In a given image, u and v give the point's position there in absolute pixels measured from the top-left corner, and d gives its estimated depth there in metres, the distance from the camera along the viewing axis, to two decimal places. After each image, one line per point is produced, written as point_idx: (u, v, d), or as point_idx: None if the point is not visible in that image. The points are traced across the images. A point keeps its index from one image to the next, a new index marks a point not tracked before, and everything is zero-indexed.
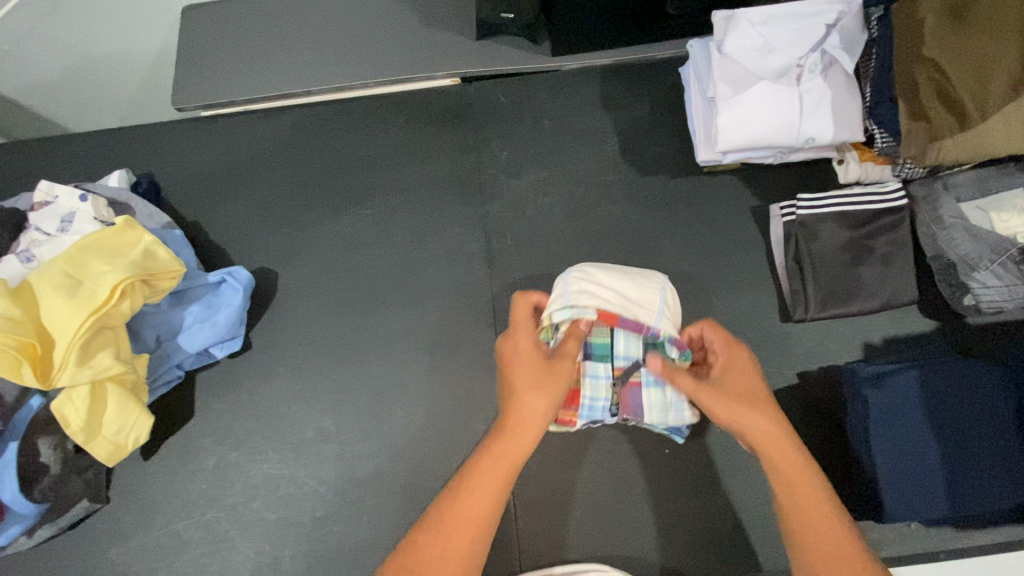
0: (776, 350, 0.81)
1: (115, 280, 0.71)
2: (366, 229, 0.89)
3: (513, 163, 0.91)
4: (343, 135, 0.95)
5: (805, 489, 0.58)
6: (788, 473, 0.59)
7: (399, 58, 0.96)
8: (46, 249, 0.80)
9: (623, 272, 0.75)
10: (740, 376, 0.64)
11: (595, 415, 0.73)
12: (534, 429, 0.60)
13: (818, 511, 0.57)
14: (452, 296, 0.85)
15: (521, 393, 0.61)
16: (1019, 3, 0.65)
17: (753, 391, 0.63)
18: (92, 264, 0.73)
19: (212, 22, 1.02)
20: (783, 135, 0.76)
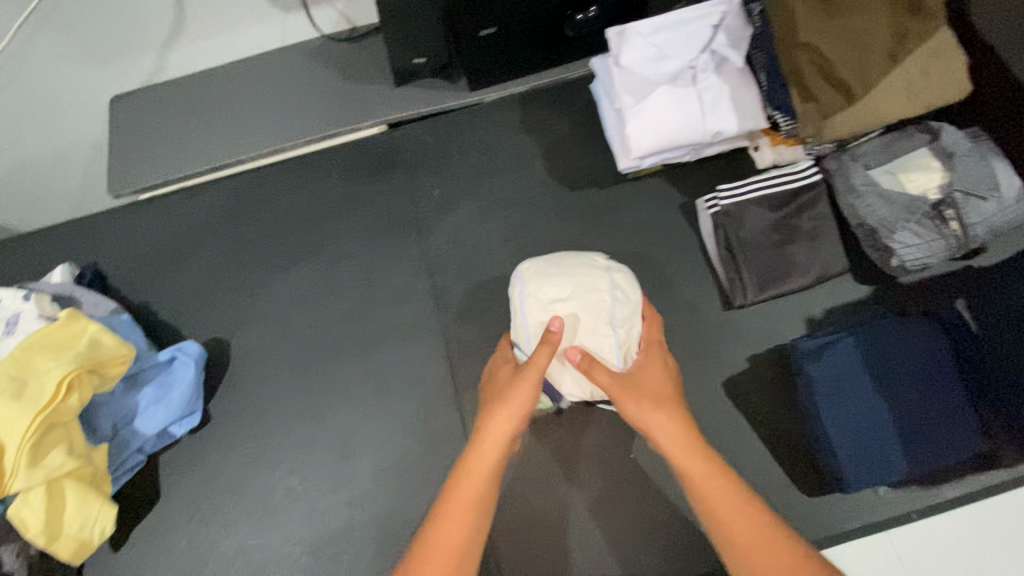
0: (727, 339, 0.82)
1: (62, 377, 0.71)
2: (312, 283, 0.91)
3: (446, 197, 0.94)
4: (281, 196, 0.97)
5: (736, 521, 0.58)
6: (712, 507, 0.60)
7: (326, 114, 0.99)
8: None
9: (549, 278, 0.74)
10: (647, 382, 0.69)
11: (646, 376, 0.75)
12: (501, 444, 0.63)
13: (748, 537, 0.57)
14: (404, 338, 0.86)
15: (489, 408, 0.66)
16: None
17: (666, 390, 0.68)
18: (38, 364, 0.73)
19: (142, 107, 1.04)
20: (689, 135, 0.80)
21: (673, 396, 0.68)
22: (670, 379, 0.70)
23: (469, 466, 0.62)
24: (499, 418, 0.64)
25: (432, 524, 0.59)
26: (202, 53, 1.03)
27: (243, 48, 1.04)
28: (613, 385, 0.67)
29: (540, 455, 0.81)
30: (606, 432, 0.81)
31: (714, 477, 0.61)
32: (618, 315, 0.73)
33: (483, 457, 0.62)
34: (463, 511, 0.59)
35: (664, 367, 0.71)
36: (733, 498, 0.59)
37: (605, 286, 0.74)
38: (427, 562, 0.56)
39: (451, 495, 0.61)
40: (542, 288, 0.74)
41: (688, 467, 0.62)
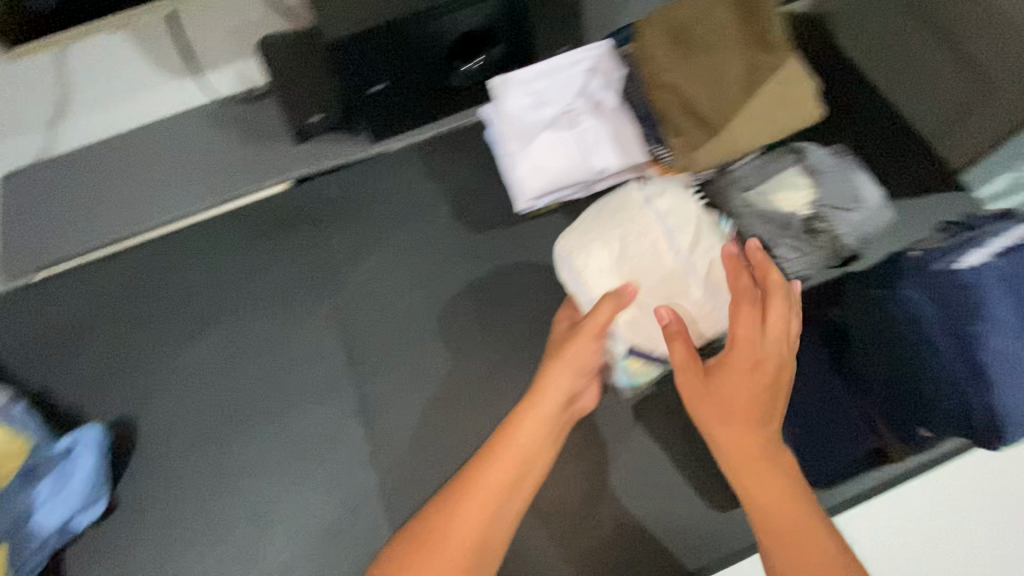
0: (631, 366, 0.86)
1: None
2: (222, 351, 0.90)
3: (353, 250, 0.95)
4: (186, 263, 0.96)
5: (784, 523, 0.56)
6: (763, 507, 0.58)
7: (227, 178, 0.99)
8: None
9: (620, 226, 0.75)
10: (728, 381, 0.61)
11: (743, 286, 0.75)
12: (554, 401, 0.67)
13: (798, 542, 0.55)
14: (319, 397, 0.86)
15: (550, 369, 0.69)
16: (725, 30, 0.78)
17: (761, 387, 0.60)
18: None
19: (34, 183, 1.01)
20: (575, 174, 0.84)
21: (766, 398, 0.60)
22: (768, 371, 0.61)
23: (496, 448, 0.64)
24: (551, 378, 0.68)
25: (446, 508, 0.60)
26: (93, 125, 1.01)
27: (137, 117, 1.03)
28: (684, 366, 0.63)
29: None
30: None
31: (772, 485, 0.58)
32: (678, 246, 0.74)
33: (529, 424, 0.66)
34: (480, 490, 0.61)
35: (776, 355, 0.62)
36: (791, 504, 0.57)
37: (657, 224, 0.74)
38: (432, 542, 0.58)
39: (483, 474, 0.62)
40: (623, 236, 0.74)
41: (744, 470, 0.59)
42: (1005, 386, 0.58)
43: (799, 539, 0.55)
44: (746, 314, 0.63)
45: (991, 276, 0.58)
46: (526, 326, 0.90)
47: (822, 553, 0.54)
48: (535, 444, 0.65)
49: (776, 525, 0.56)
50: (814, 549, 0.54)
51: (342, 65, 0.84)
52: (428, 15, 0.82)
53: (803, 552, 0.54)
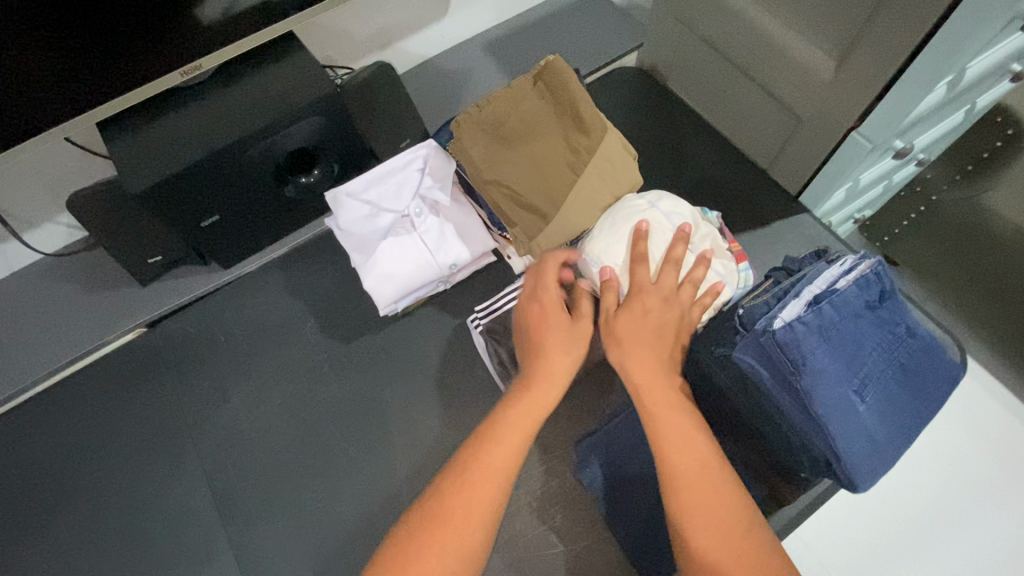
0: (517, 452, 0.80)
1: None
2: (81, 533, 0.82)
3: (217, 389, 0.89)
4: (28, 440, 0.87)
5: (691, 468, 0.56)
6: (673, 457, 0.57)
7: (70, 338, 0.93)
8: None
9: (610, 233, 0.75)
10: (627, 321, 0.67)
11: (720, 272, 0.76)
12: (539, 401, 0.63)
13: (699, 491, 0.55)
14: (198, 558, 0.80)
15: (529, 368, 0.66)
16: (538, 121, 0.80)
17: (657, 331, 0.66)
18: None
19: None
20: (426, 275, 0.83)
21: (660, 335, 0.66)
22: (658, 317, 0.67)
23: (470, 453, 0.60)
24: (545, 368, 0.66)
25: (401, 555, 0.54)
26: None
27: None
28: (642, 286, 0.69)
29: None
30: None
31: (685, 442, 0.58)
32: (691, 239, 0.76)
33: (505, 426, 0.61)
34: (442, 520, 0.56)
35: (672, 302, 0.69)
36: (700, 452, 0.57)
37: (661, 218, 0.76)
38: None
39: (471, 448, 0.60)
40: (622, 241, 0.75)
41: (657, 412, 0.60)
42: (842, 434, 0.58)
43: (697, 481, 0.55)
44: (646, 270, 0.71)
45: (805, 332, 0.58)
46: (408, 433, 0.85)
47: (719, 500, 0.54)
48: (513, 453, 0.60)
49: (684, 480, 0.55)
50: (716, 495, 0.55)
51: (158, 208, 0.80)
52: (251, 138, 0.81)
53: (705, 504, 0.54)
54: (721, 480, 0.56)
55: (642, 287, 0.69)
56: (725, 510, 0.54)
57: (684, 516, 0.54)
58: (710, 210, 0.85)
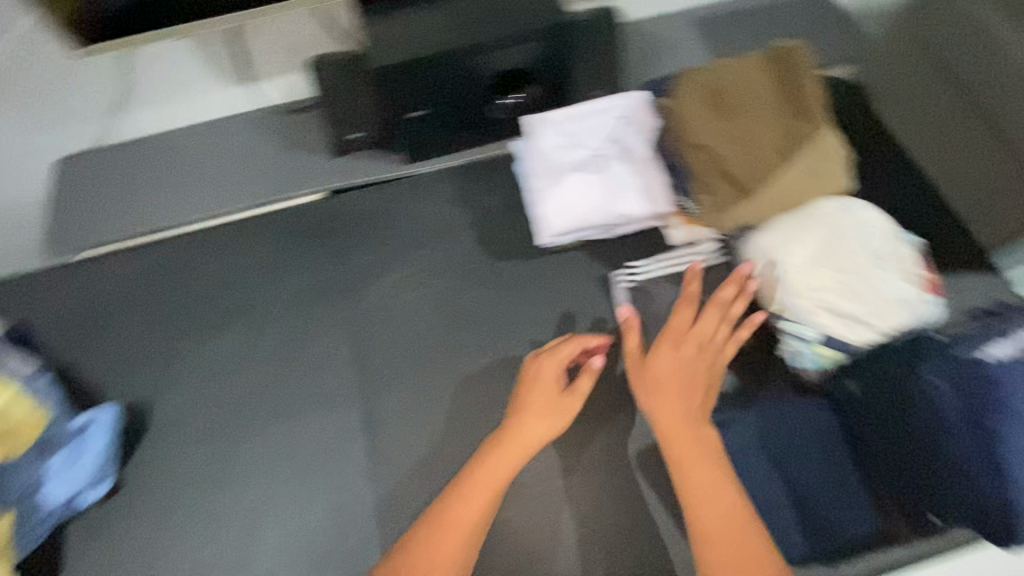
0: (595, 432, 0.85)
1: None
2: (239, 349, 0.94)
3: (378, 264, 0.98)
4: (214, 259, 1.00)
5: (711, 505, 0.68)
6: (695, 490, 0.70)
7: (267, 184, 1.04)
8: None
9: (800, 233, 0.78)
10: (665, 366, 0.77)
11: (903, 294, 0.76)
12: (522, 453, 0.76)
13: (714, 524, 0.67)
14: (327, 404, 0.89)
15: (519, 429, 0.77)
16: (761, 98, 0.80)
17: (690, 379, 0.76)
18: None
19: (88, 170, 1.07)
20: (601, 215, 0.86)
21: (695, 380, 0.76)
22: (693, 363, 0.77)
23: (457, 500, 0.73)
24: (529, 435, 0.77)
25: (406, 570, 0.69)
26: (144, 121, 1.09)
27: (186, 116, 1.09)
28: (689, 330, 0.79)
29: None
30: (517, 505, 0.82)
31: (705, 477, 0.70)
32: (882, 260, 0.77)
33: (481, 484, 0.74)
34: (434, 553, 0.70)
35: (715, 348, 0.78)
36: (722, 487, 0.69)
37: (856, 231, 0.78)
38: None
39: (456, 508, 0.73)
40: (809, 244, 0.77)
41: (682, 457, 0.71)
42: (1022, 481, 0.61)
43: (711, 514, 0.68)
44: (659, 352, 0.78)
45: (1016, 373, 0.62)
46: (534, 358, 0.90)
47: (735, 529, 0.67)
48: (495, 492, 0.74)
49: (704, 511, 0.68)
50: (737, 528, 0.67)
51: (380, 78, 0.87)
52: (479, 48, 0.88)
53: (718, 526, 0.67)
54: (738, 517, 0.67)
55: (686, 339, 0.78)
56: (741, 539, 0.66)
57: (701, 535, 0.67)
58: (912, 233, 0.82)
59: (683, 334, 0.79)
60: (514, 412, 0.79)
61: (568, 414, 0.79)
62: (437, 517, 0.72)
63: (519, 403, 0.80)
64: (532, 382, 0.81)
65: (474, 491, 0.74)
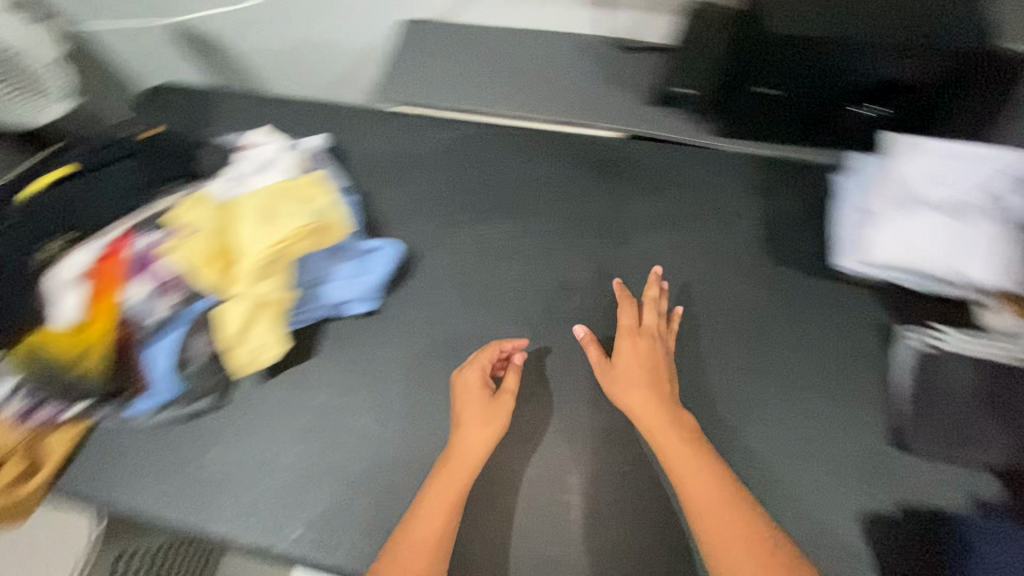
0: (743, 442, 0.81)
1: (293, 221, 0.86)
2: (506, 241, 1.00)
3: (656, 219, 0.98)
4: (508, 155, 1.06)
5: (712, 509, 0.67)
6: (697, 496, 0.68)
7: (576, 104, 1.05)
8: (229, 179, 0.92)
9: None
10: (626, 351, 0.82)
11: None
12: (473, 461, 0.77)
13: (719, 521, 0.66)
14: (564, 326, 0.92)
15: (471, 433, 0.79)
16: None
17: (654, 373, 0.79)
18: (259, 199, 0.88)
19: (429, 35, 1.16)
20: (940, 265, 0.81)
21: (650, 375, 0.79)
22: (653, 358, 0.81)
23: (432, 487, 0.75)
24: (466, 443, 0.78)
25: (403, 543, 0.71)
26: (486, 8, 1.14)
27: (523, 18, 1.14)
28: (626, 329, 0.84)
29: (647, 489, 0.81)
30: None
31: (699, 474, 0.69)
32: None
33: (455, 478, 0.75)
34: (427, 537, 0.71)
35: (654, 343, 0.83)
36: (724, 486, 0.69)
37: None
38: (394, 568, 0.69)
39: (420, 529, 0.71)
40: None
41: (668, 444, 0.73)
42: None
43: (721, 515, 0.66)
44: (473, 371, 0.84)
45: None
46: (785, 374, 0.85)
47: (743, 532, 0.65)
48: (462, 490, 0.75)
49: (710, 514, 0.66)
50: (734, 533, 0.65)
51: (753, 38, 0.86)
52: (884, 49, 0.81)
53: (731, 532, 0.65)
54: (741, 517, 0.66)
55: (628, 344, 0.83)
56: (761, 548, 0.63)
57: (713, 548, 0.65)
58: None
59: (644, 331, 0.84)
60: (454, 427, 0.81)
61: (504, 418, 0.80)
62: (426, 494, 0.75)
63: (458, 416, 0.81)
64: (461, 388, 0.83)
65: (447, 487, 0.75)
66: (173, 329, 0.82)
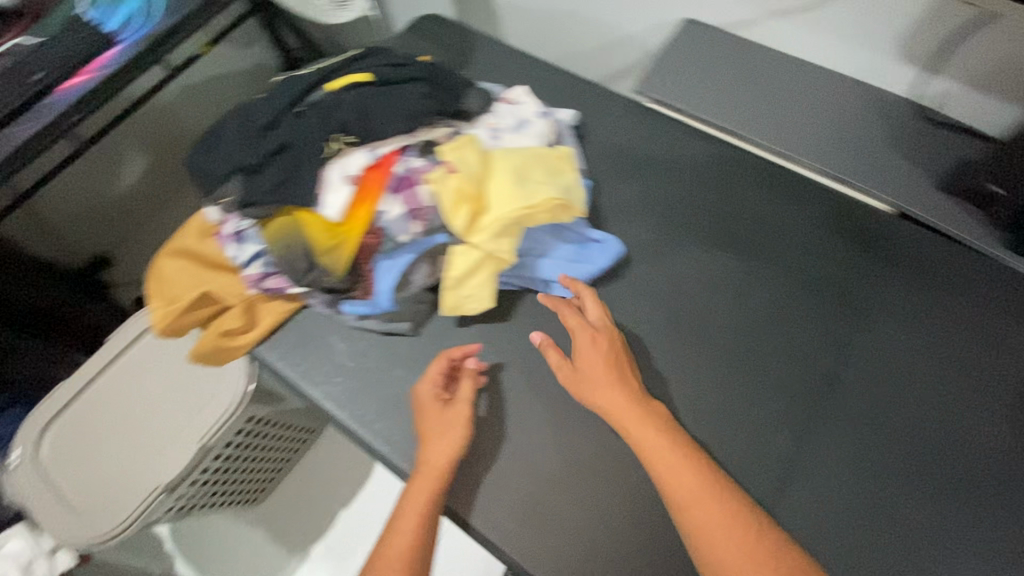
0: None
1: (547, 190, 0.87)
2: (730, 275, 0.95)
3: (904, 313, 0.90)
4: (755, 188, 1.00)
5: (698, 500, 0.68)
6: (683, 497, 0.68)
7: (852, 161, 0.98)
8: (489, 130, 0.95)
9: None
10: (582, 337, 0.83)
11: None
12: (445, 462, 0.77)
13: (710, 510, 0.67)
14: (769, 385, 0.87)
15: (428, 430, 0.80)
16: None
17: (592, 354, 0.81)
18: (517, 160, 0.90)
19: (707, 43, 1.11)
20: None
21: (614, 371, 0.79)
22: (602, 338, 0.83)
23: (409, 492, 0.76)
24: (431, 449, 0.78)
25: (390, 538, 0.73)
26: (780, 35, 1.08)
27: (814, 54, 1.07)
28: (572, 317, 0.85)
29: None
30: None
31: (679, 471, 0.70)
32: None
33: (431, 480, 0.76)
34: (411, 527, 0.73)
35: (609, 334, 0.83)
36: (696, 474, 0.70)
37: None
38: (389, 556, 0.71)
39: (398, 529, 0.73)
40: None
41: (651, 452, 0.72)
42: None
43: (712, 511, 0.67)
44: (426, 386, 0.83)
45: None
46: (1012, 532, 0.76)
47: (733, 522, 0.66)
48: (442, 479, 0.76)
49: (688, 503, 0.68)
50: (709, 508, 0.67)
51: None
52: None
53: (716, 527, 0.66)
54: (714, 496, 0.68)
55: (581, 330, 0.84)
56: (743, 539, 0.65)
57: (701, 546, 0.66)
58: None
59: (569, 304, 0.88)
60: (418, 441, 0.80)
61: (464, 419, 0.80)
62: (406, 494, 0.76)
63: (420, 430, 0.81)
64: (418, 402, 0.83)
65: (419, 487, 0.76)
66: (406, 253, 0.87)
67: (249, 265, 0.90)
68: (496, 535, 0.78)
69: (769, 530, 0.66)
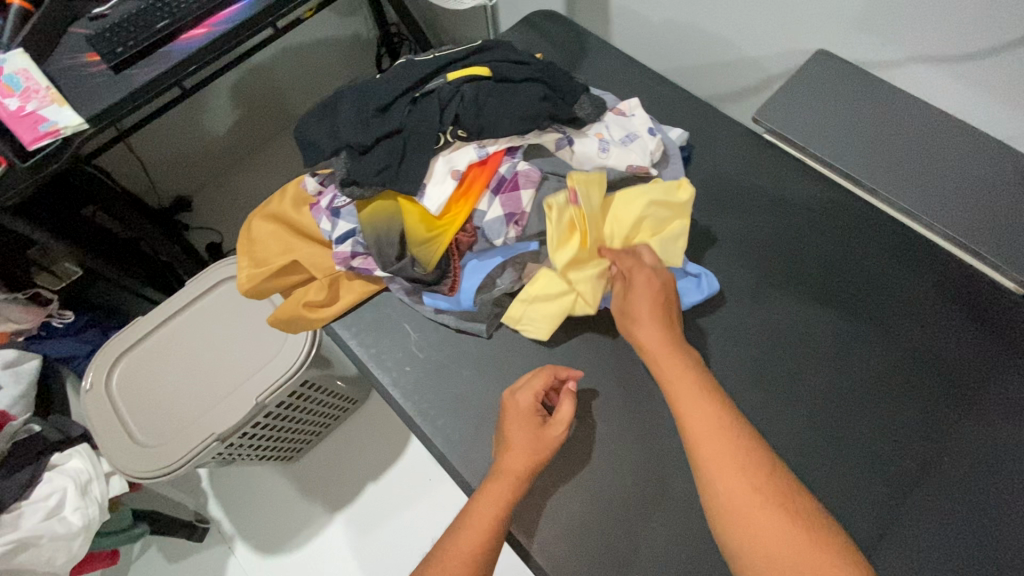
0: None
1: (653, 251, 0.84)
2: (826, 332, 0.90)
3: (1018, 408, 0.83)
4: (865, 245, 0.96)
5: (725, 458, 0.63)
6: (710, 450, 0.64)
7: (987, 231, 0.89)
8: (598, 142, 0.91)
9: None
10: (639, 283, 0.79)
11: None
12: (525, 474, 0.75)
13: (733, 470, 0.62)
14: (856, 457, 0.82)
15: (512, 438, 0.78)
16: None
17: (645, 298, 0.77)
18: (637, 209, 0.85)
19: (838, 78, 1.03)
20: None
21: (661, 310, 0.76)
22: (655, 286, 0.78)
23: (485, 494, 0.75)
24: (515, 458, 0.76)
25: (457, 535, 0.72)
26: (923, 81, 0.98)
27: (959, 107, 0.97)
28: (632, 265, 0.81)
29: None
30: None
31: (711, 424, 0.66)
32: None
33: (505, 490, 0.74)
34: (477, 529, 0.72)
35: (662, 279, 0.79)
36: (731, 436, 0.65)
37: None
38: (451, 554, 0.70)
39: (470, 530, 0.72)
40: None
41: (681, 396, 0.69)
42: None
43: (736, 474, 0.62)
44: (524, 396, 0.80)
45: None
46: None
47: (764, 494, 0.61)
48: (520, 491, 0.75)
49: (716, 462, 0.63)
50: (738, 472, 0.62)
51: None
52: None
53: (742, 486, 0.61)
54: (747, 458, 0.63)
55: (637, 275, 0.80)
56: (775, 514, 0.59)
57: (719, 501, 0.62)
58: None
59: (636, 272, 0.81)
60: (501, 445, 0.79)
61: (556, 438, 0.78)
62: (480, 495, 0.75)
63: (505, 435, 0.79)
64: (509, 406, 0.80)
65: (494, 494, 0.74)
66: (497, 255, 0.87)
67: (340, 242, 0.90)
68: (552, 559, 0.78)
69: (805, 509, 0.60)
